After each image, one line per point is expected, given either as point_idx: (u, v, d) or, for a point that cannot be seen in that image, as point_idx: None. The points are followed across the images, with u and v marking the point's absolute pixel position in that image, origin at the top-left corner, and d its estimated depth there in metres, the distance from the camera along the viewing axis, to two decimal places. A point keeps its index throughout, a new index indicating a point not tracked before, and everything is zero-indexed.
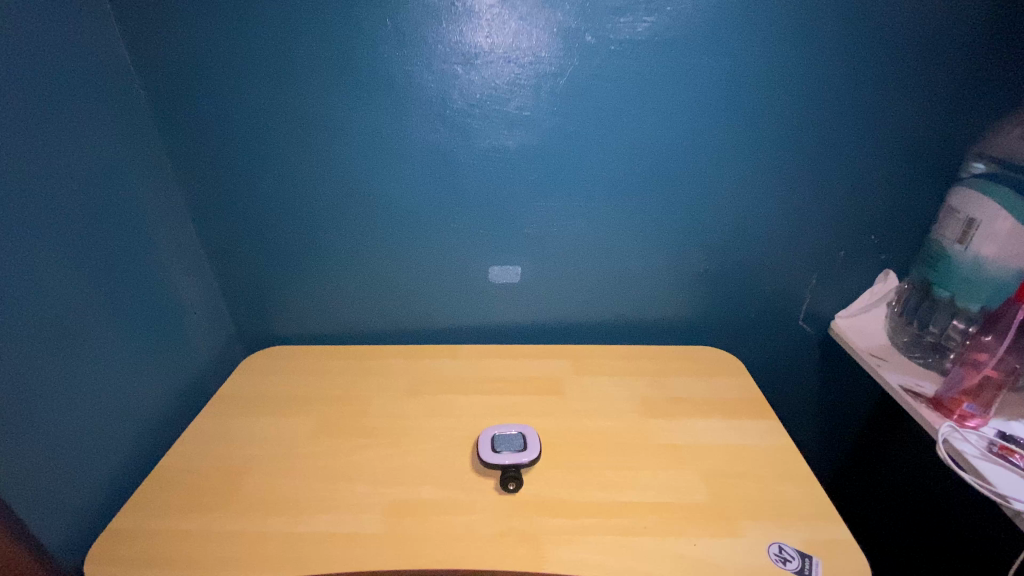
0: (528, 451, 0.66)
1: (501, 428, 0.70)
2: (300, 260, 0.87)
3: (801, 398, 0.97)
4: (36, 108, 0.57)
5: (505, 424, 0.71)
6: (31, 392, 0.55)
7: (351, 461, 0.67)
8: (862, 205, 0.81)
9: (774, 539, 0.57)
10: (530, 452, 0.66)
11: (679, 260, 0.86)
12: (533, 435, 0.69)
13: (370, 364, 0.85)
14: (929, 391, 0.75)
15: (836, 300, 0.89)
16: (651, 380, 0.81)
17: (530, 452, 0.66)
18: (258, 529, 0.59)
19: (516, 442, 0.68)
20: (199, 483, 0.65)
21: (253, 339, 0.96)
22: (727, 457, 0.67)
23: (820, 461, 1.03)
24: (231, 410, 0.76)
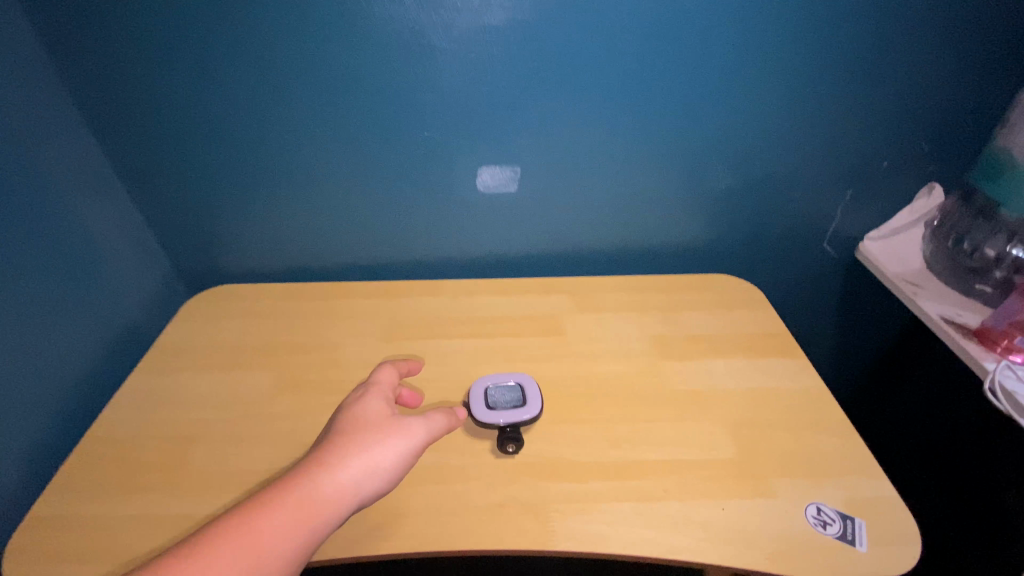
0: (528, 407, 0.57)
1: (495, 378, 0.60)
2: (240, 179, 0.71)
3: (815, 326, 0.90)
4: None
5: (500, 374, 0.61)
6: None
7: (320, 423, 0.57)
8: (916, 104, 0.68)
9: (811, 500, 0.50)
10: (530, 409, 0.57)
11: (697, 173, 0.73)
12: (533, 386, 0.59)
13: (337, 304, 0.73)
14: (971, 321, 0.67)
15: (869, 220, 0.79)
16: (663, 315, 0.71)
17: (530, 409, 0.57)
18: (210, 511, 0.49)
19: (513, 397, 0.58)
20: (135, 456, 0.54)
21: (197, 277, 0.81)
22: (753, 404, 0.59)
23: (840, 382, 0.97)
24: (172, 363, 0.64)
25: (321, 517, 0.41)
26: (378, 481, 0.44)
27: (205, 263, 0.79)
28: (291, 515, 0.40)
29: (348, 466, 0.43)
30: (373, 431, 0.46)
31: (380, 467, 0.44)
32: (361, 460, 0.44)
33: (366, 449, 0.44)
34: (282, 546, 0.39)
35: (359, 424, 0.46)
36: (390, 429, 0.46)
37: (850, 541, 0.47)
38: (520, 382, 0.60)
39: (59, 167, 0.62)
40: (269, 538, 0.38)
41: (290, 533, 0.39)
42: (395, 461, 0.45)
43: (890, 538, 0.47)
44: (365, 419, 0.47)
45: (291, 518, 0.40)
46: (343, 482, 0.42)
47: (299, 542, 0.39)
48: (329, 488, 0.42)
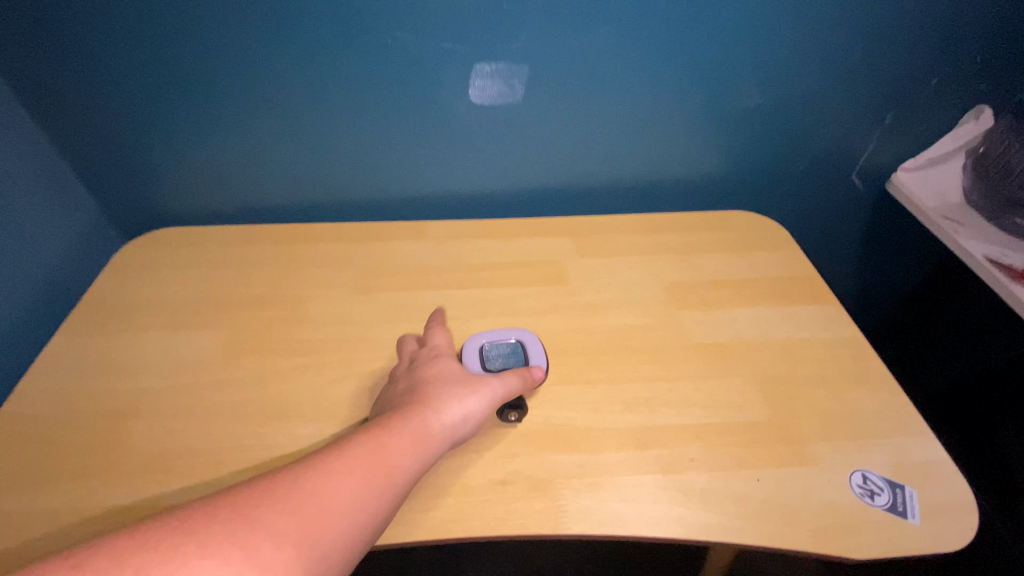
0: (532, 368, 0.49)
1: (493, 336, 0.52)
2: (169, 95, 0.58)
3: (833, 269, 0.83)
4: None
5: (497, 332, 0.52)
6: None
7: (285, 390, 0.48)
8: (980, 5, 0.58)
9: (855, 466, 0.44)
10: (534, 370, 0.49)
11: (721, 91, 0.62)
12: (536, 345, 0.51)
13: (301, 250, 0.62)
14: (1017, 262, 0.61)
15: (905, 148, 0.70)
16: (677, 259, 0.62)
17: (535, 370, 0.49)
18: (152, 500, 0.41)
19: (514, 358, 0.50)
20: (61, 434, 0.45)
21: (131, 220, 0.69)
22: (784, 357, 0.52)
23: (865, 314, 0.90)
24: (105, 323, 0.54)
25: (432, 450, 0.39)
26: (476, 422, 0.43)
27: (140, 203, 0.67)
28: (407, 443, 0.38)
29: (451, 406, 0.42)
30: (459, 385, 0.44)
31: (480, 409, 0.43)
32: (463, 401, 0.42)
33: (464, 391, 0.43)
34: (402, 470, 0.37)
35: (452, 373, 0.45)
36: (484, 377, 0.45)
37: (901, 513, 0.41)
38: (520, 340, 0.52)
39: None
40: (393, 462, 0.37)
41: (410, 460, 0.38)
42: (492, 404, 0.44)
43: (943, 507, 0.42)
44: (454, 369, 0.46)
45: (408, 445, 0.38)
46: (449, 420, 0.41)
47: (417, 470, 0.38)
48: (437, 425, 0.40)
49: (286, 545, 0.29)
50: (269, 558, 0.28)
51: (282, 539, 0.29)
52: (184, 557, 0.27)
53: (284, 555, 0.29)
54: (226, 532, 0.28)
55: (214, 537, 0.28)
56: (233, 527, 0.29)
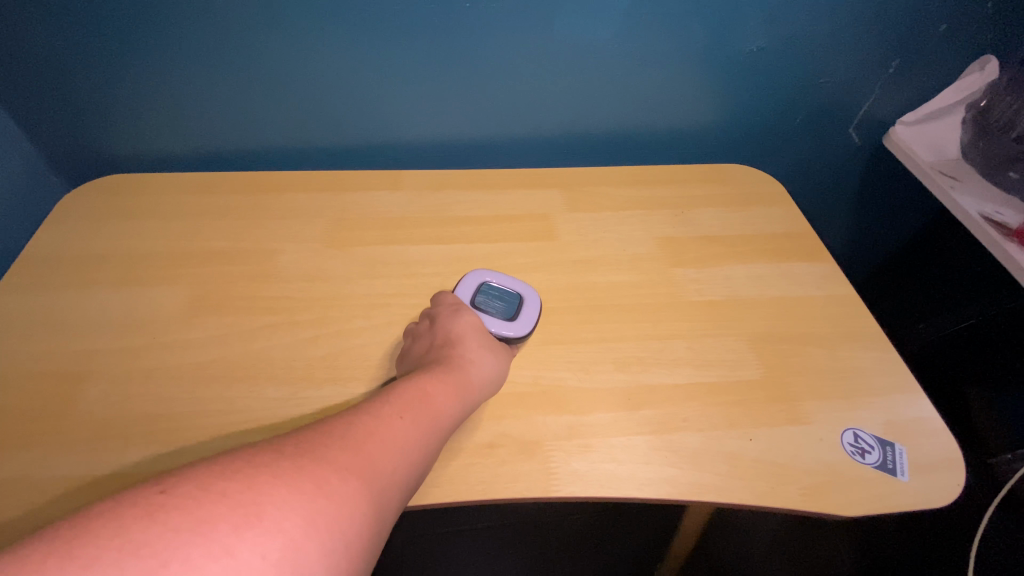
0: (513, 326, 0.47)
1: (502, 280, 0.50)
2: (107, 19, 0.50)
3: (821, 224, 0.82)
4: None
5: (513, 279, 0.51)
6: None
7: (254, 351, 0.45)
8: None
9: (846, 425, 0.43)
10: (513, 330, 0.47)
11: (724, 32, 0.58)
12: (535, 309, 0.49)
13: (269, 200, 0.57)
14: (1011, 220, 0.59)
15: (905, 99, 0.67)
16: (669, 213, 0.60)
17: (516, 328, 0.47)
18: (108, 469, 0.38)
19: (505, 308, 0.48)
20: (5, 399, 0.41)
21: (78, 167, 0.62)
22: (777, 314, 0.51)
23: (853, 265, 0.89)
24: (49, 278, 0.49)
25: (468, 399, 0.40)
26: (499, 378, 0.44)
27: (84, 146, 0.60)
28: (445, 392, 0.38)
29: (479, 360, 0.43)
30: (483, 345, 0.44)
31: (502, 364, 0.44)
32: (490, 357, 0.43)
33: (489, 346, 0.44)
34: (444, 417, 0.37)
35: (477, 329, 0.45)
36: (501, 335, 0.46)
37: (891, 471, 0.41)
38: (526, 296, 0.49)
39: None
40: (435, 410, 0.37)
41: (450, 409, 0.38)
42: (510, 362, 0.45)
43: (932, 462, 0.42)
44: (478, 325, 0.46)
45: (446, 395, 0.38)
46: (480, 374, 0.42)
47: (456, 418, 0.38)
48: (469, 377, 0.41)
49: (352, 478, 0.28)
50: (340, 487, 0.27)
51: (347, 471, 0.28)
52: (262, 483, 0.25)
53: (351, 486, 0.28)
54: (294, 463, 0.27)
55: (285, 467, 0.27)
56: (300, 460, 0.28)
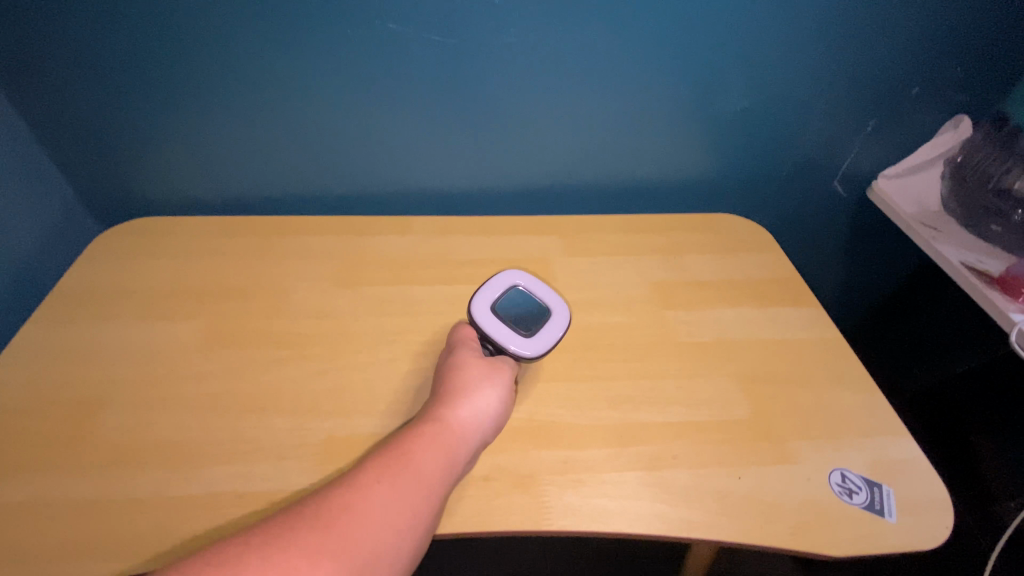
0: (529, 346, 0.47)
1: (535, 289, 0.50)
2: (148, 79, 0.56)
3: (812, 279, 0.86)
4: None
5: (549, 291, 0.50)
6: None
7: (263, 383, 0.47)
8: (961, 16, 0.59)
9: (833, 465, 0.45)
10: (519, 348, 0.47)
11: (708, 96, 0.63)
12: (557, 329, 0.48)
13: (283, 242, 0.61)
14: (992, 268, 0.62)
15: (885, 155, 0.71)
16: (662, 259, 0.63)
17: (531, 347, 0.47)
18: (124, 494, 0.40)
19: (526, 321, 0.49)
20: (30, 424, 0.44)
21: (112, 211, 0.68)
22: (766, 356, 0.53)
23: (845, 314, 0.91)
24: (79, 312, 0.53)
25: (461, 450, 0.39)
26: (497, 418, 0.43)
27: (119, 192, 0.66)
28: (433, 448, 0.38)
29: (468, 404, 0.42)
30: (472, 388, 0.43)
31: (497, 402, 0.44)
32: (480, 401, 0.43)
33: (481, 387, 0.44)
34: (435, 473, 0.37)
35: (469, 370, 0.44)
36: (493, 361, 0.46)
37: (878, 512, 0.42)
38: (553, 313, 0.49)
39: None
40: (423, 468, 0.36)
41: (440, 466, 0.37)
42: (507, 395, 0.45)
43: (919, 504, 0.42)
44: (473, 365, 0.45)
45: (436, 452, 0.38)
46: (471, 420, 0.41)
47: (450, 473, 0.38)
48: (459, 425, 0.41)
49: (319, 564, 0.28)
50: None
51: (319, 555, 0.29)
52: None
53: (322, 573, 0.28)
54: (263, 556, 0.28)
55: (251, 560, 0.27)
56: (267, 550, 0.28)
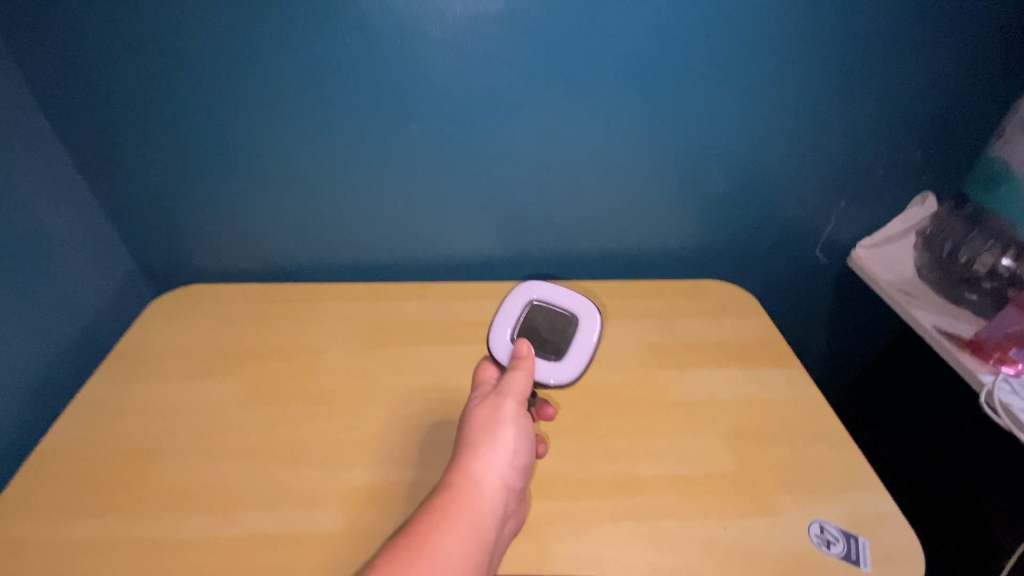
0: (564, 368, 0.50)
1: (552, 294, 0.54)
2: (209, 169, 0.66)
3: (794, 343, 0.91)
4: None
5: (567, 291, 0.54)
6: None
7: (295, 436, 0.53)
8: (915, 111, 0.67)
9: (813, 518, 0.49)
10: (559, 370, 0.51)
11: (694, 178, 0.71)
12: (588, 332, 0.52)
13: (315, 307, 0.68)
14: (964, 332, 0.67)
15: (862, 227, 0.78)
16: (656, 322, 0.69)
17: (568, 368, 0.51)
18: (175, 533, 0.45)
19: (555, 330, 0.53)
20: (93, 471, 0.50)
21: (165, 277, 0.76)
22: (752, 414, 0.58)
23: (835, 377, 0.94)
24: (137, 370, 0.60)
25: (488, 520, 0.41)
26: (523, 463, 0.46)
27: (172, 261, 0.74)
28: (451, 528, 0.39)
29: (494, 464, 0.43)
30: (486, 448, 0.44)
31: (522, 450, 0.46)
32: (496, 463, 0.44)
33: (504, 441, 0.45)
34: (478, 542, 0.40)
35: (481, 429, 0.45)
36: (510, 404, 0.47)
37: (854, 561, 0.46)
38: (578, 315, 0.53)
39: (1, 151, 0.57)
40: (443, 551, 0.38)
41: (458, 544, 0.39)
42: (528, 437, 0.47)
43: (891, 556, 0.46)
44: (483, 422, 0.46)
45: (457, 531, 0.39)
46: (503, 477, 0.43)
47: (472, 547, 0.39)
48: (493, 488, 0.42)
49: None
50: None
51: None
52: None
53: None
54: None
55: None
56: None
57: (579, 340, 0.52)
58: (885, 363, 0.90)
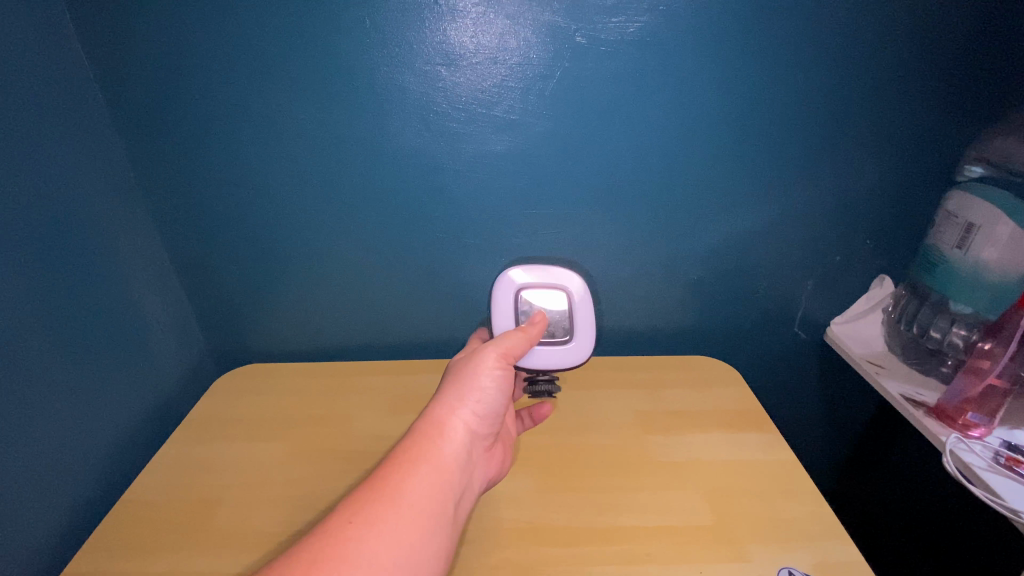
0: (580, 347, 0.67)
1: (547, 277, 0.68)
2: (274, 268, 0.82)
3: (782, 416, 0.97)
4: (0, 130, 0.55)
5: (553, 271, 0.69)
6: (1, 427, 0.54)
7: (331, 489, 0.63)
8: (860, 208, 0.79)
9: (782, 564, 0.54)
10: (579, 346, 0.67)
11: (673, 268, 0.83)
12: (583, 301, 0.68)
13: (350, 381, 0.81)
14: (930, 399, 0.73)
15: (832, 307, 0.87)
16: (646, 393, 0.78)
17: (584, 345, 0.67)
18: (229, 567, 0.54)
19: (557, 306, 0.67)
20: (164, 515, 0.60)
21: (228, 358, 0.90)
22: (730, 473, 0.64)
23: (832, 449, 0.99)
24: (201, 434, 0.71)
25: (448, 458, 0.53)
26: (488, 414, 0.58)
27: (237, 344, 0.89)
28: (417, 458, 0.51)
29: (460, 411, 0.56)
30: (456, 394, 0.57)
31: (493, 399, 0.58)
32: (461, 408, 0.56)
33: (478, 389, 0.57)
34: (444, 470, 0.52)
35: (459, 372, 0.59)
36: (494, 355, 0.59)
37: None
38: (569, 291, 0.68)
39: (126, 261, 0.73)
40: (411, 480, 0.50)
41: (421, 472, 0.50)
42: (501, 391, 0.59)
43: None
44: (461, 364, 0.60)
45: (423, 466, 0.51)
46: (469, 423, 0.56)
47: (432, 475, 0.51)
48: (459, 430, 0.55)
49: None
50: None
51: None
52: None
53: None
54: None
55: None
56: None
57: (582, 314, 0.68)
58: (878, 436, 0.94)
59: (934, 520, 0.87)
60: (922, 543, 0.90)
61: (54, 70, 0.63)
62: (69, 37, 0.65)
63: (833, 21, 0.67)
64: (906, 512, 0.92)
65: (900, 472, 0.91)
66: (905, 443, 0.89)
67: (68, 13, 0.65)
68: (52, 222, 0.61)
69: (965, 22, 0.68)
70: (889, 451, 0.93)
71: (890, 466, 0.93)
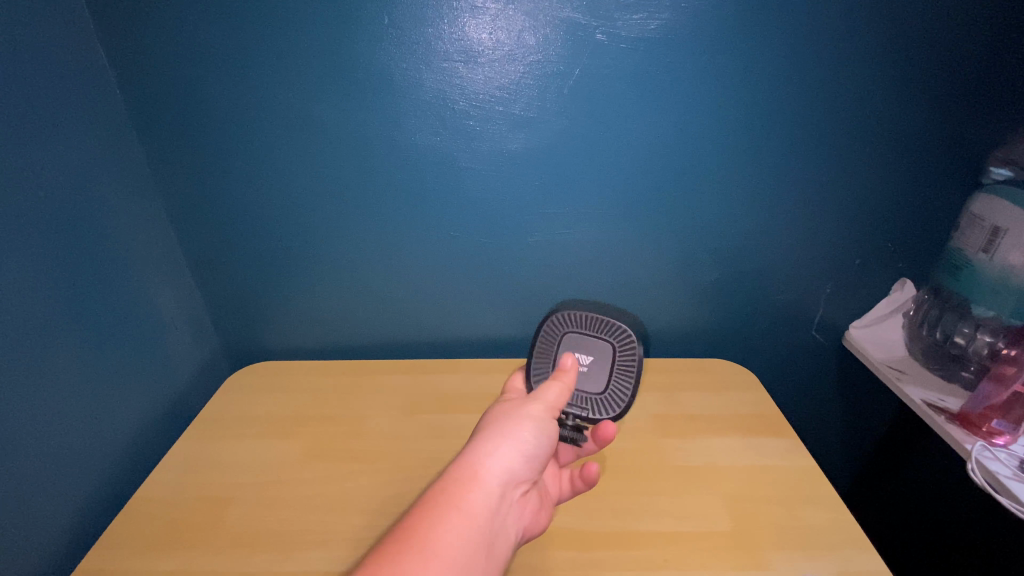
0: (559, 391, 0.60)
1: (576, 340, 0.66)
2: (287, 265, 0.81)
3: (798, 420, 0.96)
4: (19, 127, 0.56)
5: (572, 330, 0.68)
6: (17, 421, 0.54)
7: (343, 488, 0.62)
8: (882, 209, 0.78)
9: (802, 571, 0.53)
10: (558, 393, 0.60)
11: (691, 269, 0.82)
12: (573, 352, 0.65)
13: (363, 379, 0.80)
14: (953, 406, 0.71)
15: (851, 310, 0.85)
16: (662, 396, 0.77)
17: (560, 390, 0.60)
18: (240, 567, 0.54)
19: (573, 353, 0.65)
20: (175, 514, 0.60)
21: (242, 355, 0.90)
22: (749, 478, 0.63)
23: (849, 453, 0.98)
24: (213, 432, 0.71)
25: (484, 505, 0.48)
26: (529, 464, 0.54)
27: (250, 341, 0.89)
28: (450, 510, 0.47)
29: (497, 458, 0.52)
30: (496, 436, 0.54)
31: (534, 444, 0.55)
32: (502, 450, 0.52)
33: (523, 433, 0.54)
34: (474, 517, 0.47)
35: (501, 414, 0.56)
36: (541, 408, 0.57)
37: None
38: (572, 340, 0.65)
39: (141, 257, 0.73)
40: (445, 532, 0.45)
41: (455, 521, 0.46)
42: (542, 440, 0.56)
43: None
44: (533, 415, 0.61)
45: (457, 514, 0.46)
46: (508, 467, 0.52)
47: (466, 526, 0.46)
48: (492, 475, 0.51)
49: None
50: None
51: None
52: None
53: None
54: None
55: None
56: None
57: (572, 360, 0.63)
58: (897, 440, 0.93)
59: (954, 526, 0.86)
60: (941, 547, 0.89)
61: (72, 66, 0.63)
62: (88, 34, 0.65)
63: (857, 18, 0.65)
64: (925, 517, 0.91)
65: (919, 479, 0.90)
66: (925, 449, 0.88)
67: (86, 9, 0.65)
68: (67, 217, 0.61)
69: (993, 19, 0.66)
70: (909, 456, 0.92)
71: (909, 471, 0.92)
